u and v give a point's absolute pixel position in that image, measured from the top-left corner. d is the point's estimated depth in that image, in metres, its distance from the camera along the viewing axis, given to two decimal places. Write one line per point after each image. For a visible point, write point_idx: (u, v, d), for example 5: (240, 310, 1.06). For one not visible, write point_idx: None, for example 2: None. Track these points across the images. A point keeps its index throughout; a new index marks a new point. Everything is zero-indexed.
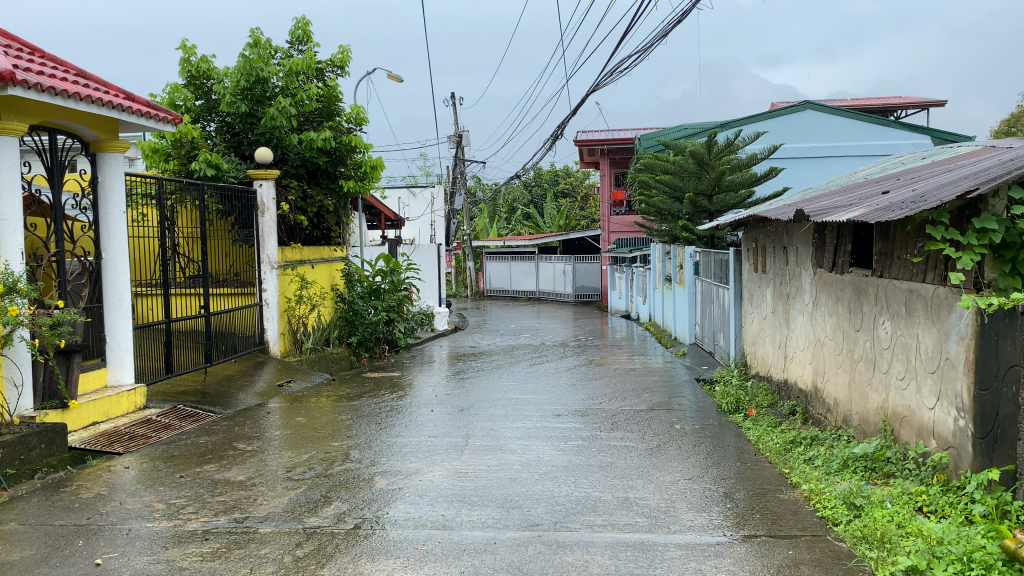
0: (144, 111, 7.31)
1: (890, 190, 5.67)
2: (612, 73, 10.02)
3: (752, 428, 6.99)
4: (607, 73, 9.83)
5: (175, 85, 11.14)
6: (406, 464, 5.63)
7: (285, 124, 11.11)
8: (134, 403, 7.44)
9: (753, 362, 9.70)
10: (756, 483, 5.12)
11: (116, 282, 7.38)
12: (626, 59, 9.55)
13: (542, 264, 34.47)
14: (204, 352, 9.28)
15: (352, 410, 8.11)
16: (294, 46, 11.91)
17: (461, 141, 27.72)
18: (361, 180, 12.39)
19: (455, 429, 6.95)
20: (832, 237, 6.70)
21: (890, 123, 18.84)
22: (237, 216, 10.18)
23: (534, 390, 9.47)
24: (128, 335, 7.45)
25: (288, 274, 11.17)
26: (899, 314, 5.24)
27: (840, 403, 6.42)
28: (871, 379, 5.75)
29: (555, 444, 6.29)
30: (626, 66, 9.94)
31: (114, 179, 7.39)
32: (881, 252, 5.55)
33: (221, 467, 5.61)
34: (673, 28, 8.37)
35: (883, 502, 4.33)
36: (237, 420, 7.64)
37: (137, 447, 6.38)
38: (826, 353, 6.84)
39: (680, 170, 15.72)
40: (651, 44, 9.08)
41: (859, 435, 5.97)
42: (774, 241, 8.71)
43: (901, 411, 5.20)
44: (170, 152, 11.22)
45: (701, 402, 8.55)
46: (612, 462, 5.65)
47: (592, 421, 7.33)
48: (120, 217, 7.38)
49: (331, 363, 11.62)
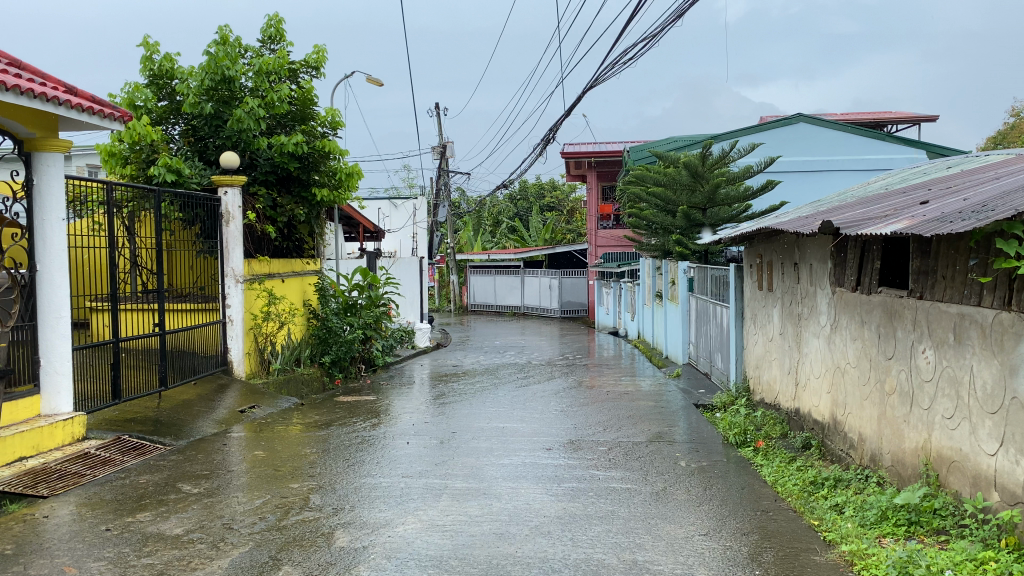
0: (86, 106, 6.53)
1: (931, 201, 4.99)
2: (613, 68, 9.27)
3: (765, 465, 6.29)
4: (609, 65, 9.08)
5: (136, 83, 10.32)
6: (374, 515, 4.82)
7: (253, 127, 10.30)
8: (72, 434, 6.57)
9: (757, 387, 9.02)
10: (782, 542, 4.36)
11: (53, 298, 6.56)
12: (631, 48, 8.87)
13: (527, 278, 33.70)
14: (158, 375, 8.41)
15: (320, 442, 7.30)
16: (265, 45, 11.14)
17: (444, 152, 27.06)
18: (337, 188, 11.57)
19: (432, 467, 6.17)
20: (855, 254, 6.00)
21: (884, 137, 18.35)
22: (201, 225, 9.42)
23: (521, 418, 8.67)
24: (66, 358, 6.64)
25: (255, 289, 10.33)
26: (946, 342, 4.58)
27: (866, 439, 5.72)
28: (906, 416, 5.06)
29: (546, 486, 5.53)
30: (629, 59, 9.18)
31: (51, 183, 6.59)
32: (920, 270, 4.90)
33: (157, 517, 4.77)
34: (690, 8, 7.63)
35: (945, 571, 3.61)
36: (188, 454, 6.78)
37: (66, 488, 5.50)
38: (848, 382, 6.14)
39: (673, 182, 15.01)
40: (658, 34, 8.36)
41: (891, 478, 5.27)
42: (782, 256, 8.01)
43: (948, 455, 4.53)
44: (128, 155, 10.37)
45: (701, 432, 7.82)
46: (613, 511, 4.88)
47: (587, 456, 6.56)
48: (59, 226, 6.59)
49: (301, 385, 10.75)
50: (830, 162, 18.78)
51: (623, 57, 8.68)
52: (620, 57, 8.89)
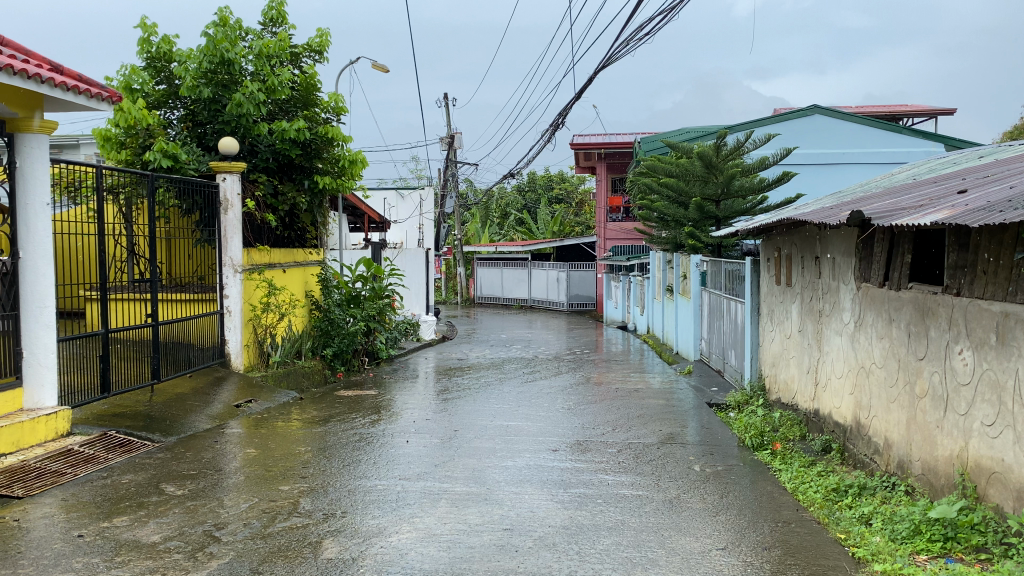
0: (71, 85, 6.21)
1: (970, 190, 4.62)
2: (627, 46, 8.85)
3: (784, 469, 5.93)
4: (622, 43, 8.68)
5: (133, 66, 10.01)
6: (367, 522, 4.49)
7: (253, 112, 9.97)
8: (56, 429, 6.28)
9: (774, 387, 8.64)
10: (806, 558, 4.01)
11: (37, 287, 6.27)
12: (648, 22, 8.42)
13: (535, 271, 33.37)
14: (150, 367, 8.11)
15: (317, 440, 7.00)
16: (267, 28, 10.80)
17: (452, 143, 26.72)
18: (339, 176, 11.25)
19: (432, 468, 5.85)
20: (882, 248, 5.63)
21: (903, 130, 17.90)
22: (199, 214, 9.13)
23: (526, 416, 8.34)
24: (51, 350, 6.34)
25: (254, 279, 10.00)
26: (987, 342, 4.22)
27: (893, 444, 5.36)
28: (940, 421, 4.70)
29: (551, 491, 5.21)
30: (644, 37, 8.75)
31: (36, 166, 6.28)
32: (957, 264, 4.54)
33: (135, 523, 4.46)
34: None
35: None
36: (177, 451, 6.49)
37: (43, 488, 5.20)
38: (873, 383, 5.78)
39: (685, 173, 14.61)
40: (676, 8, 7.92)
41: (920, 487, 4.92)
42: (803, 249, 7.63)
43: (987, 465, 4.17)
44: (124, 140, 10.05)
45: (716, 433, 7.47)
46: (623, 521, 4.55)
47: (595, 459, 6.22)
48: (42, 211, 6.29)
49: (302, 378, 10.44)
50: (846, 155, 18.34)
51: (639, 33, 8.25)
52: (635, 33, 8.46)
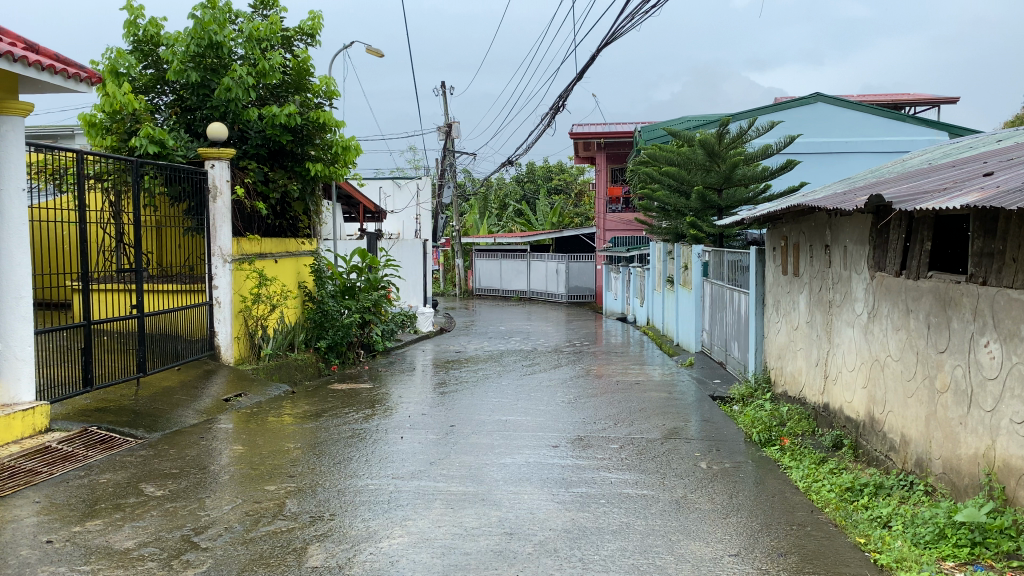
0: (47, 65, 5.88)
1: (997, 172, 4.33)
2: (630, 21, 8.50)
3: (795, 467, 5.67)
4: (626, 18, 8.33)
5: (119, 49, 9.69)
6: (356, 525, 4.23)
7: (242, 96, 9.68)
8: (34, 425, 6.00)
9: (780, 379, 8.38)
10: (824, 565, 3.75)
11: (11, 277, 5.98)
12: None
13: (534, 263, 33.11)
14: (136, 360, 7.82)
15: (308, 436, 6.73)
16: (257, 10, 10.48)
17: (450, 132, 26.37)
18: (332, 163, 10.94)
19: (426, 466, 5.58)
20: (899, 236, 5.35)
21: (907, 118, 17.61)
22: (188, 201, 8.83)
23: (526, 410, 8.07)
24: (28, 342, 6.06)
25: (245, 269, 9.69)
26: (1017, 334, 3.95)
27: (910, 441, 5.10)
28: (963, 418, 4.44)
29: (552, 491, 4.95)
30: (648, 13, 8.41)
31: (14, 152, 6.00)
32: (983, 251, 4.27)
33: (109, 527, 4.19)
34: None
35: None
36: (160, 449, 6.22)
37: (15, 489, 4.93)
38: (889, 377, 5.51)
39: (687, 161, 14.32)
40: None
41: (940, 486, 4.66)
42: (812, 237, 7.35)
43: (1018, 465, 3.91)
44: (110, 125, 9.75)
45: (722, 428, 7.19)
46: (628, 523, 4.30)
47: (597, 456, 5.95)
48: (19, 198, 6.00)
49: (294, 371, 10.16)
50: (849, 144, 18.05)
51: (643, 7, 7.90)
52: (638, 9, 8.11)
